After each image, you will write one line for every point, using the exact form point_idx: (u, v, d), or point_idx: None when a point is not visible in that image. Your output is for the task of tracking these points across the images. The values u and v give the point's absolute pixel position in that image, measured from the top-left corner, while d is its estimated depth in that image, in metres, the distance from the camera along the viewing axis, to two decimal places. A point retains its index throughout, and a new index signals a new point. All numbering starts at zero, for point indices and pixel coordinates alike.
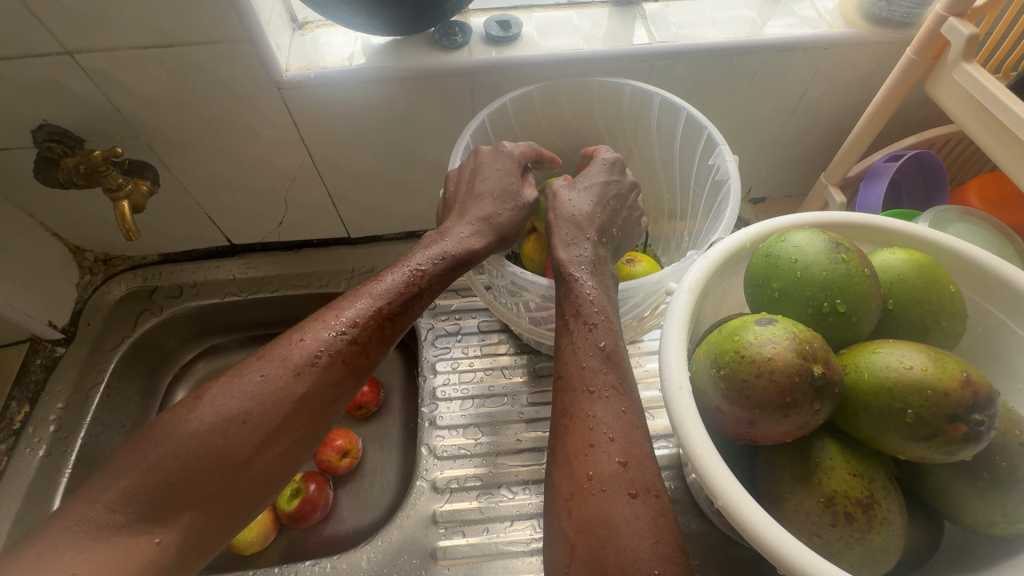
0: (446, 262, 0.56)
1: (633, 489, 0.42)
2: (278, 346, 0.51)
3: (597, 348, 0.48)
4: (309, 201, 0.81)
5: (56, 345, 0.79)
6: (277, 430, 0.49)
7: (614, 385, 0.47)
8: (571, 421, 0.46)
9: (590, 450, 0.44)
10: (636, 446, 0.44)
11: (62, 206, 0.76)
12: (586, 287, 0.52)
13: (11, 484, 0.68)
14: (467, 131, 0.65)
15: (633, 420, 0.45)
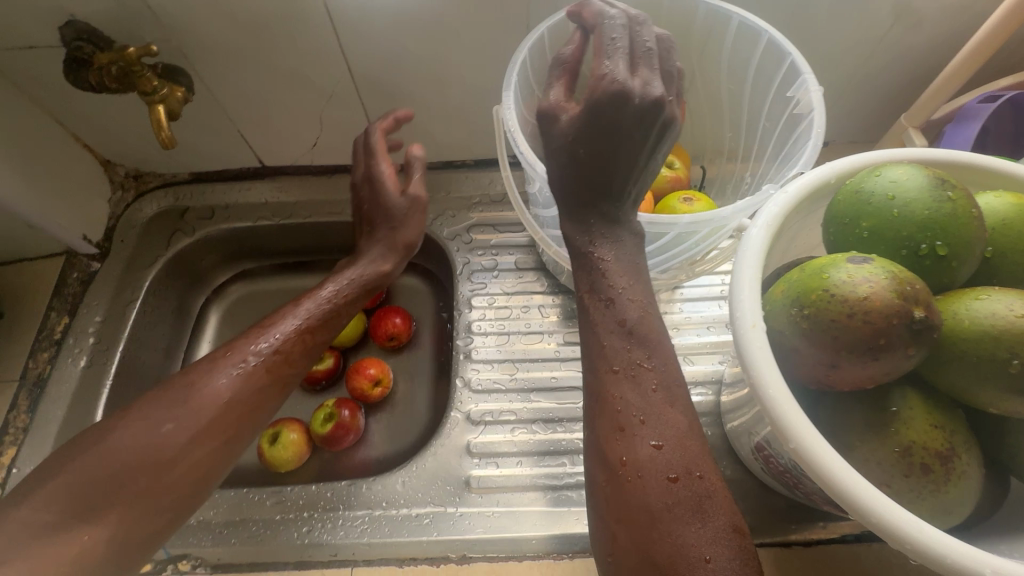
0: (356, 284, 0.64)
1: (671, 472, 0.38)
2: (201, 360, 0.54)
3: (619, 325, 0.44)
4: (345, 123, 0.77)
5: (92, 260, 0.78)
6: (218, 427, 0.51)
7: (647, 366, 0.42)
8: (600, 403, 0.42)
9: (622, 433, 0.40)
10: (672, 427, 0.40)
11: (93, 115, 0.73)
12: (606, 258, 0.47)
13: (54, 391, 0.69)
14: (525, 45, 0.59)
15: (669, 399, 0.42)
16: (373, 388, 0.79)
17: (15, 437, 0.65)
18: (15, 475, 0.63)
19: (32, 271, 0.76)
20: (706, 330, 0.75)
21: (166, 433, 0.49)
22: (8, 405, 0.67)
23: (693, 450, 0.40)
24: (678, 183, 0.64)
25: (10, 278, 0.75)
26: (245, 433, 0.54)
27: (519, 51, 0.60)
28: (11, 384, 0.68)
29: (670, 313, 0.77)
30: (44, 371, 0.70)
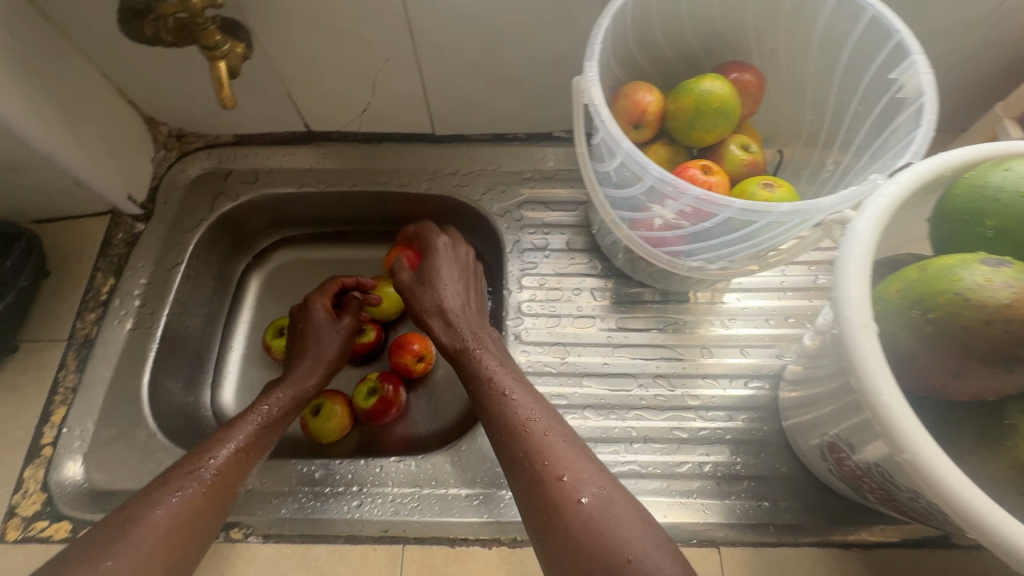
0: (285, 402, 0.64)
1: (577, 496, 0.47)
2: (133, 502, 0.51)
3: (503, 397, 0.56)
4: (399, 88, 0.73)
5: (136, 221, 0.76)
6: (167, 546, 0.49)
7: (535, 419, 0.53)
8: (515, 468, 0.51)
9: (539, 484, 0.49)
10: (570, 459, 0.50)
11: (140, 69, 0.70)
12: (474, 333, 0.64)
13: (102, 353, 0.68)
14: (607, 11, 0.54)
15: (558, 436, 0.52)
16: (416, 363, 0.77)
17: (64, 397, 0.65)
18: (65, 436, 0.63)
19: (77, 229, 0.74)
20: (764, 321, 0.72)
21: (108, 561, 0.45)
22: (57, 365, 0.66)
23: (590, 471, 0.49)
24: (754, 168, 0.61)
25: (54, 235, 0.74)
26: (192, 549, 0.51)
27: (601, 17, 0.54)
28: (59, 344, 0.68)
29: (726, 301, 0.74)
30: (92, 331, 0.69)
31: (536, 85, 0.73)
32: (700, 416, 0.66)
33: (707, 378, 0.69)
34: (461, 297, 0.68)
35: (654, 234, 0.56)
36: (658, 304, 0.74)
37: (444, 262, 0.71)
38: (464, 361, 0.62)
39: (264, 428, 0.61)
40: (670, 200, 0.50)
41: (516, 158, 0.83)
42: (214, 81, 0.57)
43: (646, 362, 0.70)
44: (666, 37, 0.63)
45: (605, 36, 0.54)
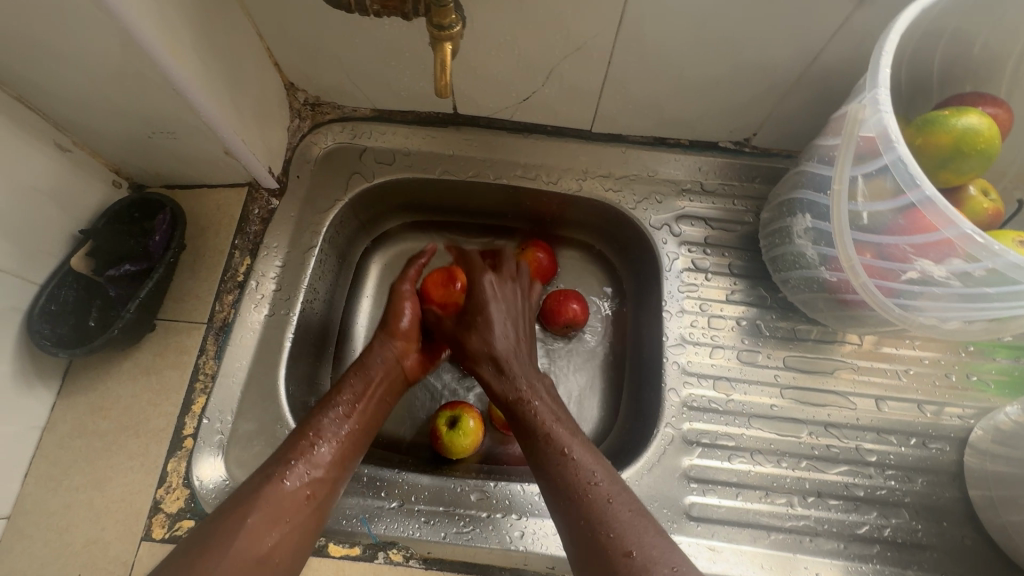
0: (368, 392, 0.61)
1: (648, 575, 0.43)
2: (238, 500, 0.50)
3: (564, 457, 0.53)
4: (578, 80, 0.66)
5: (272, 197, 0.71)
6: (255, 544, 0.47)
7: (597, 483, 0.50)
8: (579, 538, 0.48)
9: (603, 556, 0.45)
10: (639, 536, 0.46)
11: (302, 32, 0.63)
12: (524, 382, 0.60)
13: (240, 340, 0.63)
14: (901, 22, 0.45)
15: (622, 504, 0.49)
16: (442, 291, 0.71)
17: (204, 385, 0.60)
18: (206, 428, 0.59)
19: (211, 200, 0.69)
20: (940, 375, 0.67)
21: (198, 561, 0.44)
22: (196, 350, 0.62)
23: (660, 546, 0.45)
24: (994, 219, 0.55)
25: (188, 205, 0.68)
26: (283, 553, 0.49)
27: (891, 28, 0.46)
28: (196, 327, 0.63)
29: (901, 350, 0.69)
30: (229, 315, 0.64)
31: (729, 93, 0.66)
32: (877, 475, 0.62)
33: (881, 433, 0.64)
34: (519, 351, 0.64)
35: (895, 286, 0.51)
36: (828, 344, 0.69)
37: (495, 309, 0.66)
38: (519, 411, 0.58)
39: (346, 422, 0.58)
40: (957, 261, 0.44)
41: (676, 165, 0.76)
42: (436, 65, 0.48)
43: (816, 409, 0.65)
44: (913, 57, 0.56)
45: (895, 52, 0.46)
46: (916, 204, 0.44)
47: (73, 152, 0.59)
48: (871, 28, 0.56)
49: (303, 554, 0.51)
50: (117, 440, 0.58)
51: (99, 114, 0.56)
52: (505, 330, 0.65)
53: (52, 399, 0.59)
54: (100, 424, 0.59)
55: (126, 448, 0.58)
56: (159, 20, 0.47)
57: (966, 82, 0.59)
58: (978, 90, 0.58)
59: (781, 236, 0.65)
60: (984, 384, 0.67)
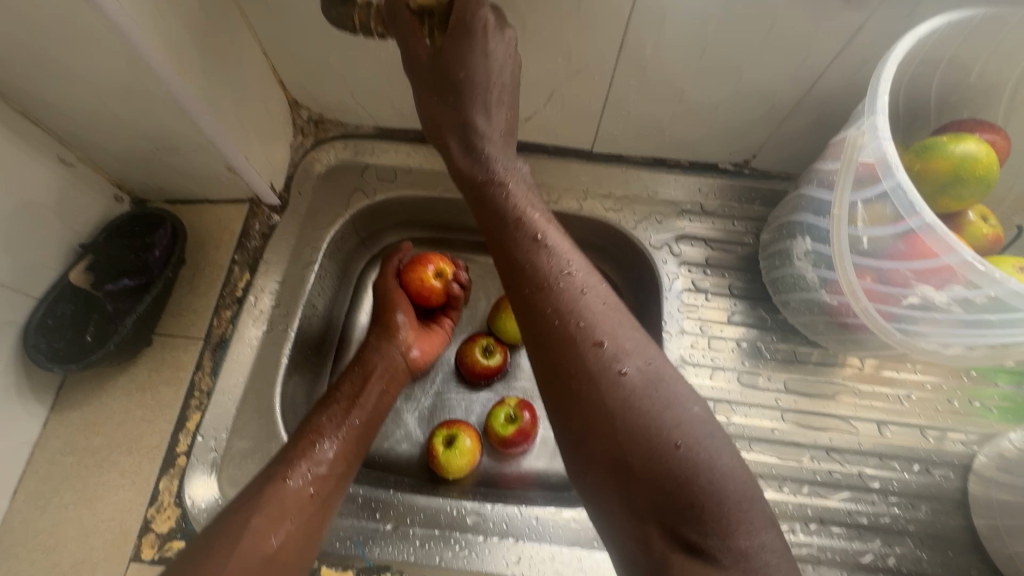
0: (367, 389, 0.63)
1: (618, 367, 0.42)
2: (246, 499, 0.51)
3: (537, 243, 0.49)
4: (579, 102, 0.67)
5: (273, 212, 0.71)
6: (263, 544, 0.49)
7: (571, 275, 0.47)
8: (543, 325, 0.45)
9: (571, 346, 0.43)
10: (609, 327, 0.44)
11: (306, 52, 0.64)
12: (500, 164, 0.53)
13: (237, 357, 0.62)
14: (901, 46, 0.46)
15: (597, 297, 0.46)
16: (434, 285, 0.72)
17: (199, 402, 0.60)
18: (200, 445, 0.58)
19: (213, 215, 0.69)
20: (943, 400, 0.67)
21: (204, 563, 0.45)
22: (193, 365, 0.61)
23: (633, 340, 0.44)
24: (994, 244, 0.55)
25: (190, 220, 0.68)
26: (290, 550, 0.50)
27: (890, 52, 0.46)
28: (193, 342, 0.62)
29: (904, 374, 0.68)
30: (227, 331, 0.63)
31: (729, 115, 0.66)
32: (879, 501, 0.61)
33: (883, 458, 0.64)
34: (497, 125, 0.52)
35: (896, 311, 0.50)
36: (829, 367, 0.68)
37: (472, 50, 0.48)
38: (488, 195, 0.52)
39: (346, 420, 0.60)
40: (958, 287, 0.44)
41: (676, 185, 0.76)
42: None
43: (818, 432, 0.65)
44: (911, 83, 0.56)
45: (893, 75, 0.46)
46: (916, 230, 0.44)
47: (75, 166, 0.59)
48: (872, 54, 0.56)
49: (311, 549, 0.52)
50: (109, 456, 0.57)
51: (103, 130, 0.56)
52: (492, 83, 0.50)
53: (45, 415, 0.59)
54: (92, 440, 0.58)
55: (118, 465, 0.57)
56: (164, 40, 0.48)
57: (966, 108, 0.59)
58: (975, 116, 0.58)
59: (781, 258, 0.65)
60: (988, 410, 0.66)
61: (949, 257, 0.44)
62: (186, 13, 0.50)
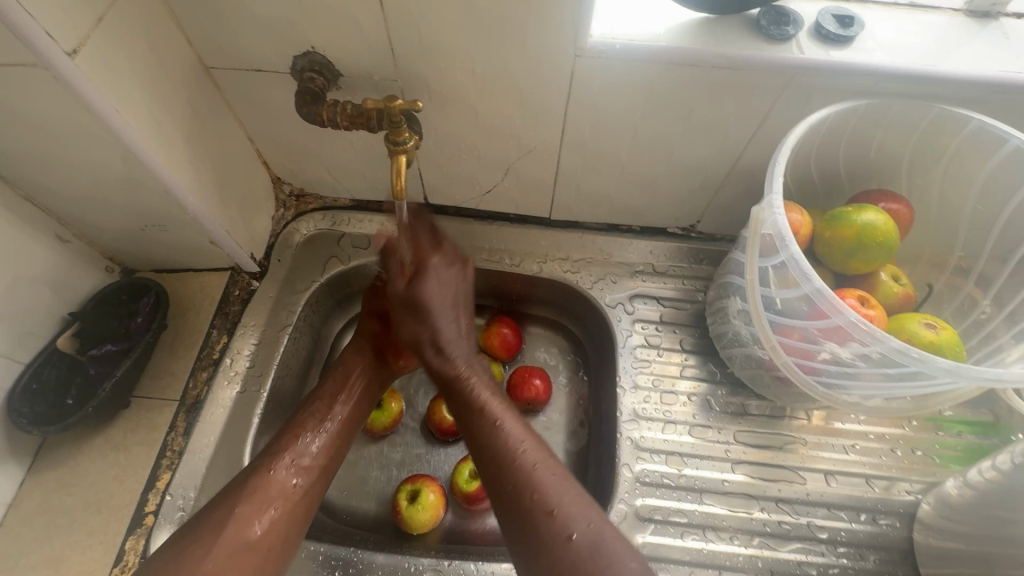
0: (354, 386, 0.67)
1: (568, 532, 0.50)
2: (233, 487, 0.55)
3: (493, 426, 0.57)
4: (534, 176, 0.74)
5: (252, 279, 0.75)
6: (242, 533, 0.52)
7: (525, 448, 0.55)
8: (507, 498, 0.54)
9: (532, 522, 0.52)
10: (560, 494, 0.53)
11: (286, 137, 0.71)
12: (460, 361, 0.62)
13: (209, 418, 0.65)
14: (785, 149, 0.56)
15: (549, 469, 0.54)
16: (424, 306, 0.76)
17: (170, 462, 0.63)
18: (168, 505, 0.60)
19: (196, 283, 0.74)
20: (888, 450, 0.69)
21: (190, 548, 0.50)
22: (167, 427, 0.65)
23: (580, 504, 0.52)
24: (906, 301, 0.60)
25: (174, 288, 0.74)
26: (272, 537, 0.53)
27: (779, 150, 0.56)
28: (170, 404, 0.66)
29: (849, 425, 0.71)
30: (202, 392, 0.67)
31: (669, 186, 0.73)
32: (829, 552, 0.63)
33: (832, 508, 0.66)
34: (452, 323, 0.64)
35: (816, 365, 0.56)
36: (779, 420, 0.71)
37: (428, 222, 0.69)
38: (453, 387, 0.61)
39: (329, 415, 0.64)
40: (855, 344, 0.51)
41: (629, 249, 0.81)
42: (391, 171, 0.59)
43: (768, 484, 0.67)
44: (820, 159, 0.63)
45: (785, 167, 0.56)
46: (811, 295, 0.51)
47: (71, 242, 0.65)
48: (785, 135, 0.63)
49: (292, 535, 0.55)
50: (82, 516, 0.60)
51: (97, 211, 0.62)
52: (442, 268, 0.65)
53: (21, 476, 0.62)
54: (66, 500, 0.61)
55: (89, 525, 0.60)
56: (154, 135, 0.55)
57: (875, 179, 0.65)
58: (882, 187, 0.65)
59: (723, 316, 0.70)
60: (931, 459, 0.69)
61: (840, 318, 0.50)
62: (176, 111, 0.58)
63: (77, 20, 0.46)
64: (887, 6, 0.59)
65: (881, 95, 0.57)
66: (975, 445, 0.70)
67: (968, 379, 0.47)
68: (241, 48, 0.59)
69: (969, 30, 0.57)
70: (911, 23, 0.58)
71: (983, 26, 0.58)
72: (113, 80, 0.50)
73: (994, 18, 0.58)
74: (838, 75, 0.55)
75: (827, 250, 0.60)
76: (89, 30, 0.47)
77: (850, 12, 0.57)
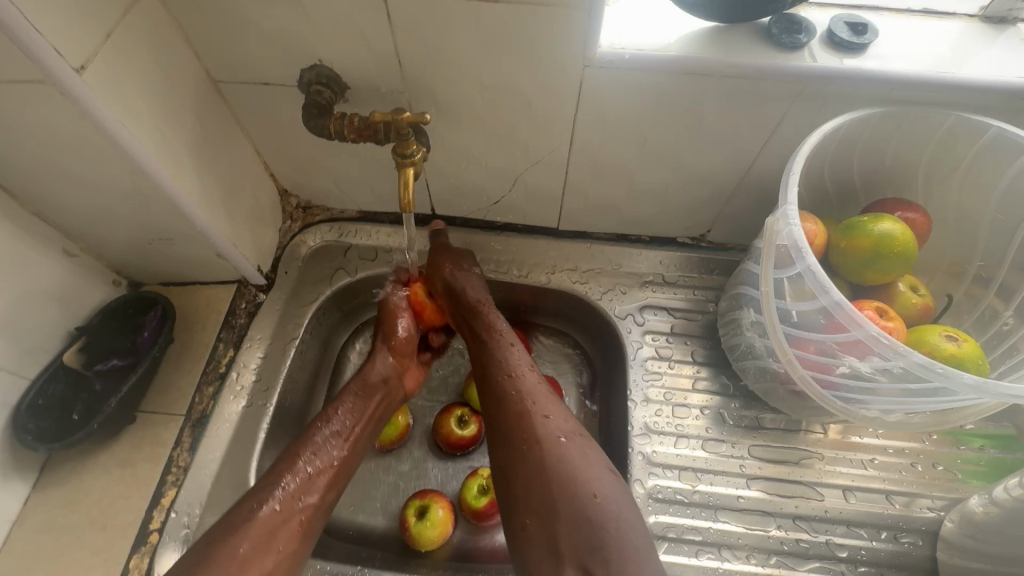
0: (366, 416, 0.64)
1: (557, 434, 0.56)
2: (239, 517, 0.53)
3: (506, 346, 0.65)
4: (542, 186, 0.73)
5: (259, 291, 0.75)
6: (247, 570, 0.51)
7: (528, 370, 0.62)
8: (505, 402, 0.59)
9: (523, 420, 0.57)
10: (554, 408, 0.59)
11: (293, 149, 0.71)
12: (480, 296, 0.70)
13: (214, 434, 0.65)
14: (800, 158, 0.55)
15: (545, 391, 0.60)
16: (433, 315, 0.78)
17: (175, 478, 0.62)
18: (173, 522, 0.60)
19: (203, 296, 0.74)
20: (908, 465, 0.67)
21: None
22: (172, 442, 0.64)
23: (568, 419, 0.58)
24: (925, 312, 0.59)
25: (180, 301, 0.73)
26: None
27: (793, 160, 0.55)
28: (176, 419, 0.66)
29: (867, 439, 0.69)
30: (207, 407, 0.66)
31: (678, 196, 0.72)
32: (848, 571, 0.62)
33: (851, 526, 0.64)
34: (476, 273, 0.73)
35: (834, 379, 0.55)
36: (794, 434, 0.69)
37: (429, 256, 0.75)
38: (471, 313, 0.69)
39: (341, 447, 0.61)
40: (875, 357, 0.50)
41: (639, 259, 0.80)
42: (401, 186, 0.59)
43: (784, 500, 0.65)
44: (834, 167, 0.62)
45: (800, 176, 0.55)
46: (828, 307, 0.50)
47: (78, 257, 0.65)
48: (798, 143, 0.62)
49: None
50: (87, 533, 0.60)
51: (105, 226, 0.62)
52: (462, 254, 0.74)
53: (26, 493, 0.62)
54: (71, 517, 0.61)
55: (93, 543, 0.59)
56: (161, 149, 0.55)
57: (890, 187, 0.64)
58: (897, 195, 0.64)
59: (736, 327, 0.68)
60: (953, 474, 0.67)
61: (860, 331, 0.49)
62: (183, 125, 0.58)
63: (85, 36, 0.46)
64: (900, 13, 0.58)
65: (897, 103, 0.56)
66: (998, 460, 0.67)
67: (992, 396, 0.46)
68: (248, 62, 0.59)
69: (986, 36, 0.56)
70: (926, 29, 0.57)
71: (1000, 32, 0.56)
72: (121, 95, 0.50)
73: (1011, 23, 0.57)
74: (853, 82, 0.54)
75: (842, 261, 0.59)
76: (97, 46, 0.47)
77: (863, 18, 0.56)
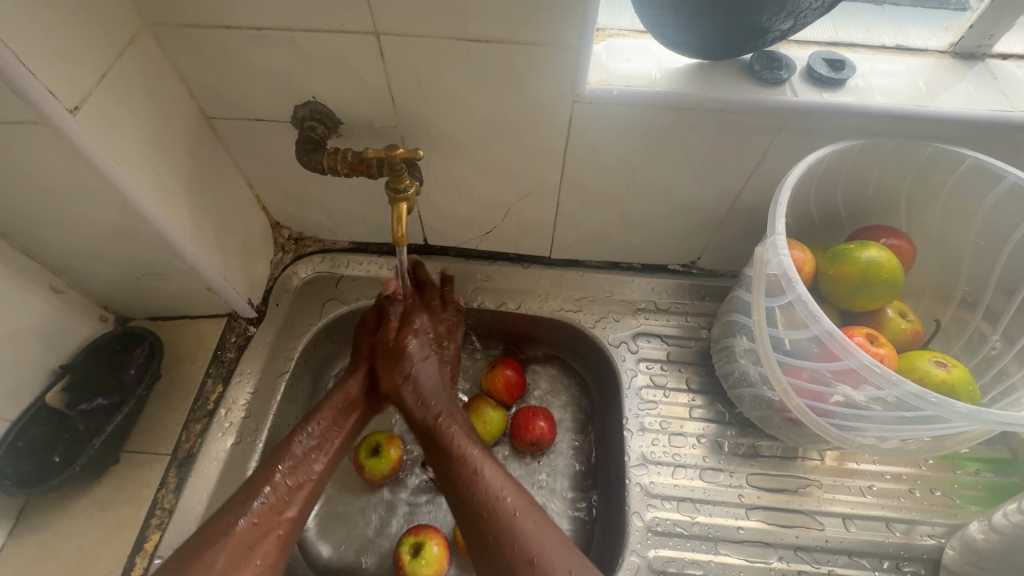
0: (339, 429, 0.63)
1: (530, 556, 0.52)
2: (218, 531, 0.53)
3: (454, 456, 0.60)
4: (534, 218, 0.74)
5: (249, 324, 0.74)
6: None
7: (506, 497, 0.56)
8: (490, 553, 0.54)
9: (489, 542, 0.54)
10: (541, 537, 0.53)
11: (285, 182, 0.71)
12: (425, 400, 0.64)
13: (200, 473, 0.63)
14: (786, 187, 0.57)
15: (504, 497, 0.56)
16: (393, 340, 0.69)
17: (159, 521, 0.60)
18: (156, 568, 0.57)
19: (191, 330, 0.73)
20: (906, 491, 0.67)
21: None
22: (157, 483, 0.62)
23: (536, 531, 0.54)
24: (915, 337, 0.59)
25: (169, 336, 0.72)
26: None
27: (780, 189, 0.57)
28: (162, 458, 0.64)
29: (864, 465, 0.68)
30: (195, 445, 0.65)
31: (669, 225, 0.73)
32: None
33: (852, 556, 0.63)
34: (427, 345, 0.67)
35: (829, 407, 0.56)
36: (791, 461, 0.68)
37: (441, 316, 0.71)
38: (421, 435, 0.63)
39: (314, 458, 0.61)
40: (868, 387, 0.51)
41: (631, 287, 0.80)
42: (393, 220, 0.59)
43: (784, 530, 0.64)
44: (819, 196, 0.64)
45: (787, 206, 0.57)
46: (820, 336, 0.51)
47: (66, 293, 0.64)
48: (784, 173, 0.64)
49: None
50: None
51: (93, 262, 0.62)
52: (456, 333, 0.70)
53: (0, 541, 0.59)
54: (49, 565, 0.58)
55: None
56: (153, 188, 0.55)
57: (873, 214, 0.66)
58: (881, 223, 0.66)
59: (731, 355, 0.68)
60: (951, 499, 0.66)
61: (852, 360, 0.50)
62: (176, 162, 0.58)
63: (79, 78, 0.46)
64: (876, 49, 0.61)
65: (874, 135, 0.58)
66: (995, 484, 0.67)
67: (986, 423, 0.46)
68: (242, 99, 0.60)
69: (958, 71, 0.59)
70: (900, 65, 0.59)
71: (970, 67, 0.59)
72: (112, 134, 0.50)
73: (980, 59, 0.60)
74: (835, 116, 0.56)
75: (830, 289, 0.60)
76: (92, 87, 0.47)
77: (842, 56, 0.59)
